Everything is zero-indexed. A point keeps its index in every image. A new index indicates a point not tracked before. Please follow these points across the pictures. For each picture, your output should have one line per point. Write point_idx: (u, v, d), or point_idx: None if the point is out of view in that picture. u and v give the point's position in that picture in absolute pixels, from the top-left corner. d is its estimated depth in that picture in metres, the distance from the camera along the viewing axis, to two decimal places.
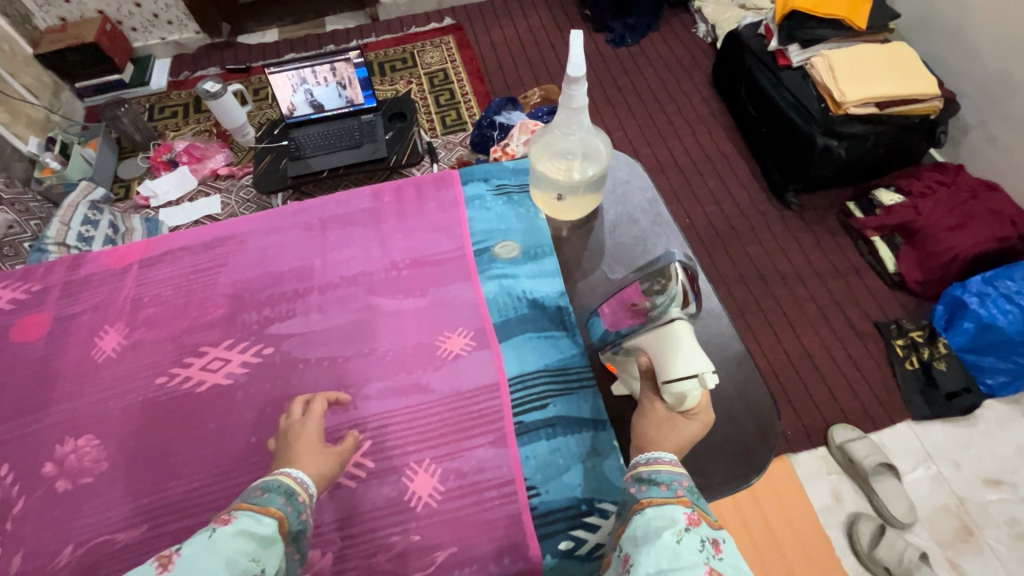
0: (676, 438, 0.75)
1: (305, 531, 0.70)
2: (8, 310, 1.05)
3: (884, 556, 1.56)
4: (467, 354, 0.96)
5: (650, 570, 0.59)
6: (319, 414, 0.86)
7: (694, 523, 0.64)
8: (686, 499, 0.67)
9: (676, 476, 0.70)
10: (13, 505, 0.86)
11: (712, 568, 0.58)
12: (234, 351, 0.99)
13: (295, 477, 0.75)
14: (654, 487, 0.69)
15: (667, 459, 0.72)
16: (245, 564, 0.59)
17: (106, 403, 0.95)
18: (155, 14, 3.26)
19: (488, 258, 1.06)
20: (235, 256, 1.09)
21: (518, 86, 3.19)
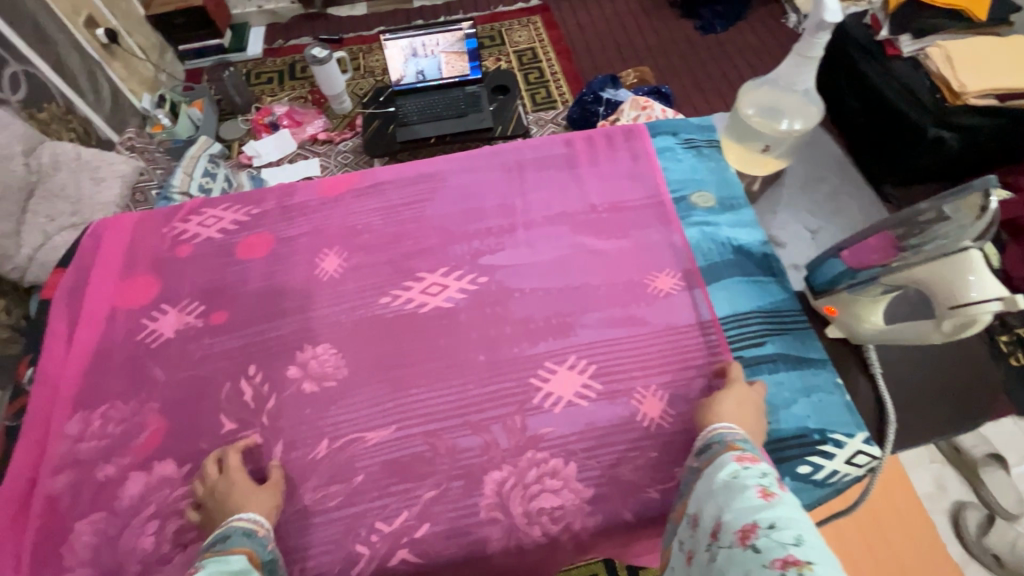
0: (742, 407, 0.82)
1: (276, 559, 0.73)
2: (232, 230, 1.11)
3: (994, 543, 1.56)
4: (678, 293, 1.00)
5: (713, 512, 0.65)
6: (238, 464, 0.83)
7: (745, 459, 0.69)
8: (738, 445, 0.73)
9: (728, 432, 0.76)
10: (266, 401, 0.92)
11: (765, 488, 0.63)
12: (450, 278, 1.04)
13: (250, 518, 0.76)
14: (709, 446, 0.76)
15: (722, 425, 0.79)
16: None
17: (337, 317, 1.01)
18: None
19: (687, 206, 1.10)
20: (439, 192, 1.14)
21: (607, 68, 3.20)
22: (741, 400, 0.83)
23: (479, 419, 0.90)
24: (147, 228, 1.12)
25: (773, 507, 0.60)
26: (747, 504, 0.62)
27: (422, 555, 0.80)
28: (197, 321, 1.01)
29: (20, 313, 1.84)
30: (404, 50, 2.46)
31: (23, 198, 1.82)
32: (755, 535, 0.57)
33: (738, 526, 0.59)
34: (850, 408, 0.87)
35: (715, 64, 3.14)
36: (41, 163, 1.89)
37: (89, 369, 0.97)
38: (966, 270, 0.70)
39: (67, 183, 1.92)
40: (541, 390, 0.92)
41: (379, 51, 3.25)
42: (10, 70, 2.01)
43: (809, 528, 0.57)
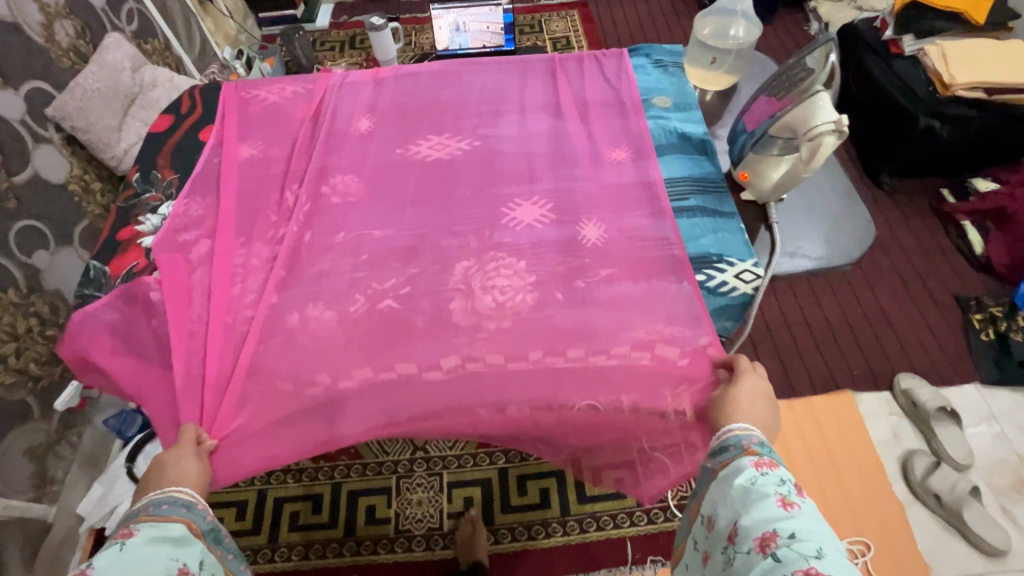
0: (753, 398, 0.91)
1: (216, 528, 0.82)
2: (291, 98, 1.44)
3: (936, 484, 1.68)
4: (628, 162, 1.25)
5: (730, 516, 0.75)
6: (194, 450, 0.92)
7: (762, 466, 0.78)
8: (754, 449, 0.82)
9: (744, 435, 0.85)
10: (303, 204, 1.23)
11: (784, 499, 0.72)
12: (452, 140, 1.33)
13: (187, 492, 0.84)
14: (725, 447, 0.85)
15: (737, 425, 0.87)
16: (168, 561, 0.71)
17: (362, 158, 1.31)
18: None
19: (647, 105, 1.36)
20: (452, 83, 1.43)
21: None
22: (757, 393, 0.92)
23: (459, 229, 1.17)
24: (225, 92, 1.45)
25: (792, 517, 0.69)
26: (768, 513, 0.71)
27: (403, 305, 1.07)
28: (258, 153, 1.33)
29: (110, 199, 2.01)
30: (447, 23, 2.83)
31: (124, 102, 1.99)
32: (775, 544, 0.67)
33: (757, 537, 0.69)
34: (746, 244, 1.12)
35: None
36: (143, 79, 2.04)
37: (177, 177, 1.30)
38: (818, 102, 0.98)
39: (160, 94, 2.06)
40: (508, 215, 1.19)
41: (430, 30, 3.64)
42: (127, 6, 2.47)
43: (826, 539, 0.67)
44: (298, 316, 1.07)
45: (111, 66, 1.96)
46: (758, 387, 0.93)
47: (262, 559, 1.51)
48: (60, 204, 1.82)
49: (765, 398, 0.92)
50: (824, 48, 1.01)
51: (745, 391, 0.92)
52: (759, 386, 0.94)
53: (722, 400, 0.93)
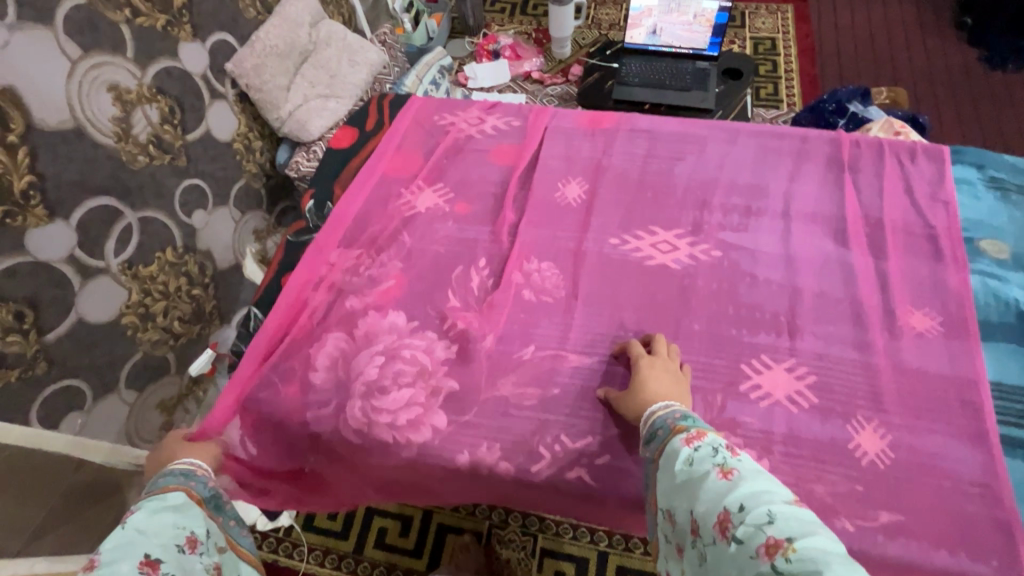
0: (668, 381, 0.83)
1: (215, 495, 0.78)
2: (491, 134, 1.20)
3: None
4: (933, 338, 0.90)
5: (686, 508, 0.64)
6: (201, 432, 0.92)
7: (693, 440, 0.68)
8: (681, 425, 0.72)
9: (667, 414, 0.75)
10: (489, 293, 1.01)
11: (722, 470, 0.63)
12: (683, 242, 1.03)
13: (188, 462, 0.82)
14: (654, 433, 0.74)
15: (659, 404, 0.78)
16: (176, 530, 0.67)
17: (566, 242, 1.05)
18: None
19: (971, 250, 0.97)
20: (694, 156, 1.12)
21: (854, 79, 2.73)
22: (664, 371, 0.84)
23: None
24: (417, 114, 1.25)
25: (737, 485, 0.61)
26: (715, 492, 0.61)
27: (599, 481, 0.84)
28: (446, 205, 1.12)
29: (267, 160, 1.79)
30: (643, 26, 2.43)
31: (299, 59, 1.80)
32: (733, 525, 0.57)
33: (715, 524, 0.59)
34: None
35: (993, 106, 2.55)
36: (318, 38, 1.87)
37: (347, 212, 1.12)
38: None
39: (331, 59, 1.87)
40: (750, 379, 0.90)
41: (612, 5, 3.17)
42: None
43: (776, 497, 0.58)
44: (468, 454, 0.87)
45: (293, 25, 1.77)
46: (673, 370, 0.85)
47: (345, 569, 1.35)
48: (226, 162, 1.62)
49: (679, 381, 0.84)
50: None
51: (656, 370, 0.84)
52: (674, 371, 0.85)
53: (628, 395, 0.82)
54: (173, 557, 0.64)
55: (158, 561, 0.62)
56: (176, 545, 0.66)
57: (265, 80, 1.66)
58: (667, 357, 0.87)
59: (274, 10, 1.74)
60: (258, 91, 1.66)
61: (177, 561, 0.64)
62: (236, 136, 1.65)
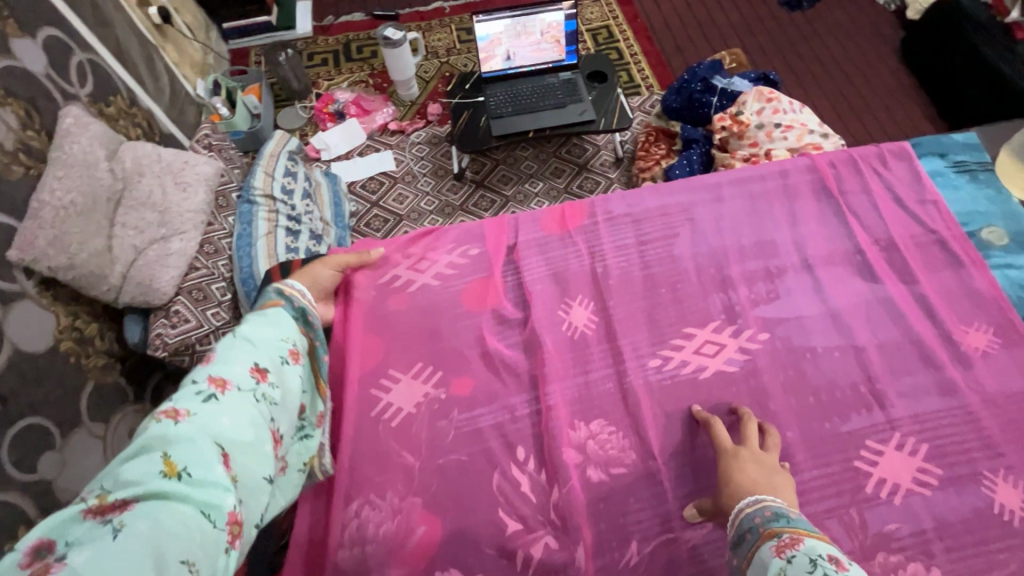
0: (761, 474, 0.72)
1: (308, 310, 0.81)
2: (450, 274, 0.96)
3: None
4: (997, 353, 0.87)
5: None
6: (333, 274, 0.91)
7: (785, 550, 0.58)
8: (771, 527, 0.62)
9: (754, 515, 0.65)
10: (550, 493, 0.79)
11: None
12: (726, 335, 0.89)
13: (290, 285, 0.82)
14: (742, 537, 0.64)
15: (743, 504, 0.68)
16: (278, 344, 0.69)
17: (605, 385, 0.86)
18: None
19: (979, 244, 0.96)
20: (687, 228, 0.98)
21: (692, 49, 2.63)
22: (755, 464, 0.73)
23: (810, 513, 0.77)
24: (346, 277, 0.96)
25: None
26: None
27: None
28: (439, 390, 0.87)
29: (113, 337, 1.22)
30: (495, 52, 2.25)
31: (109, 208, 1.18)
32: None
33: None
34: None
35: (817, 45, 2.51)
36: (127, 167, 1.23)
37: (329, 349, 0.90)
38: None
39: (152, 190, 1.24)
40: (871, 475, 0.79)
41: (442, 28, 2.86)
42: (76, 60, 1.53)
43: None
44: None
45: (85, 163, 1.15)
46: (766, 462, 0.74)
47: None
48: (60, 377, 1.06)
49: (779, 474, 0.72)
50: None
51: (745, 463, 0.73)
52: (767, 462, 0.74)
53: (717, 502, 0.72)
54: (275, 368, 0.66)
55: (264, 369, 0.64)
56: (279, 358, 0.67)
57: (74, 253, 1.08)
58: (770, 448, 0.76)
59: (52, 155, 1.11)
60: (70, 269, 1.07)
61: (278, 371, 0.66)
62: (60, 334, 1.08)
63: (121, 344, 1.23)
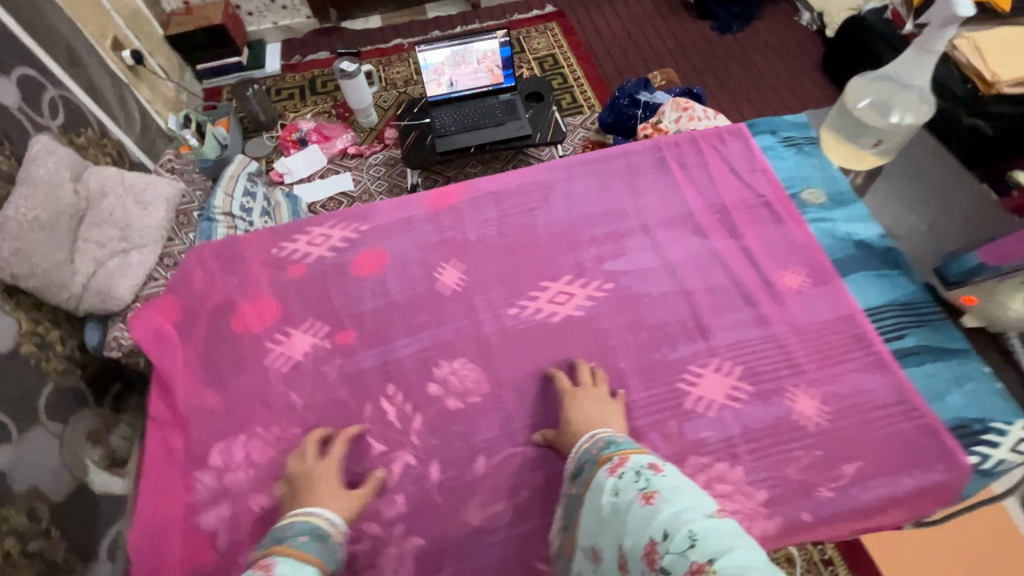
0: (593, 407, 0.84)
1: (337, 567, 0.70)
2: (342, 247, 1.10)
3: None
4: (808, 291, 1.00)
5: (614, 542, 0.63)
6: (337, 457, 0.85)
7: (616, 467, 0.69)
8: (603, 453, 0.73)
9: (590, 446, 0.75)
10: (413, 420, 0.91)
11: (643, 494, 0.63)
12: (576, 286, 1.03)
13: (324, 520, 0.74)
14: (581, 467, 0.74)
15: (582, 439, 0.78)
16: None
17: (468, 330, 0.99)
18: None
19: (799, 203, 1.11)
20: (548, 201, 1.14)
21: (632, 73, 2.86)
22: (590, 399, 0.86)
23: (636, 426, 0.89)
24: (251, 251, 1.10)
25: (657, 511, 0.60)
26: (639, 524, 0.61)
27: None
28: (324, 342, 0.99)
29: (74, 344, 1.36)
30: (441, 82, 2.47)
31: (72, 223, 1.33)
32: (660, 556, 0.56)
33: (642, 556, 0.58)
34: (1002, 395, 0.88)
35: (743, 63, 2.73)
36: (90, 189, 1.39)
37: (207, 290, 1.06)
38: None
39: (113, 209, 1.39)
40: (691, 394, 0.91)
41: (402, 63, 3.10)
42: (48, 96, 1.71)
43: (693, 512, 0.58)
44: None
45: (49, 184, 1.29)
46: (596, 396, 0.86)
47: None
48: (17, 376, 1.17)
49: (608, 405, 0.85)
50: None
51: (577, 398, 0.86)
52: (597, 396, 0.87)
53: (558, 433, 0.83)
54: None
55: None
56: None
57: (36, 263, 1.20)
58: (602, 385, 0.89)
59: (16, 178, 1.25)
60: (31, 277, 1.20)
61: None
62: (20, 337, 1.21)
63: (82, 350, 1.38)
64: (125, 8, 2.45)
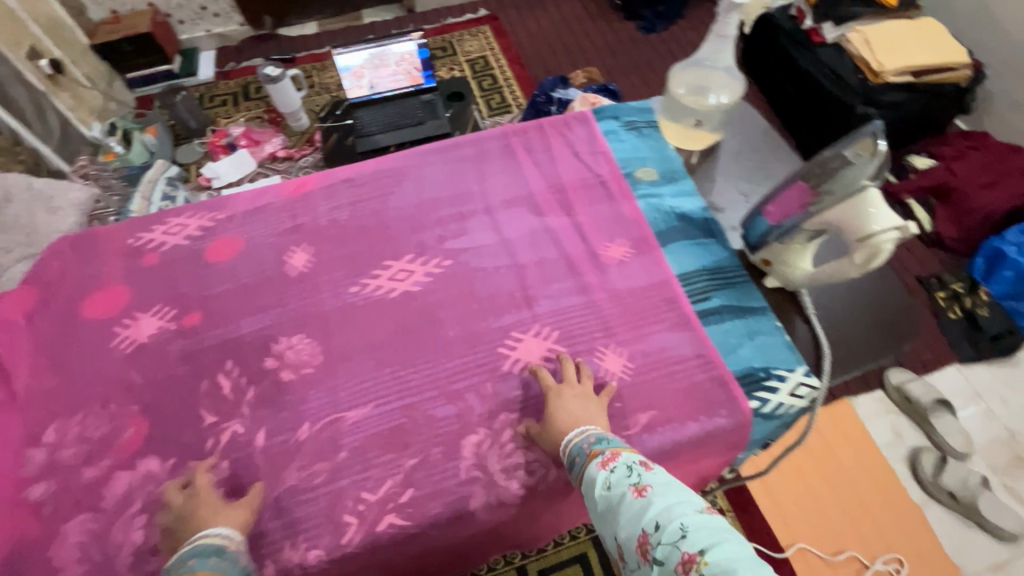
0: (578, 406, 0.87)
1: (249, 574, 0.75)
2: (198, 236, 1.14)
3: (950, 482, 1.54)
4: (629, 260, 1.08)
5: (614, 533, 0.70)
6: (202, 487, 0.85)
7: (608, 462, 0.75)
8: (596, 448, 0.78)
9: (582, 439, 0.80)
10: (246, 392, 0.96)
11: (636, 488, 0.70)
12: (416, 264, 1.09)
13: (219, 535, 0.77)
14: (573, 460, 0.79)
15: (572, 433, 0.83)
16: None
17: (310, 308, 1.05)
18: (203, 6, 2.79)
19: (632, 181, 1.18)
20: (399, 186, 1.20)
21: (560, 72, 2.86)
22: (575, 395, 0.88)
23: (454, 390, 0.95)
24: (110, 243, 1.14)
25: (648, 504, 0.67)
26: (630, 515, 0.68)
27: (409, 518, 0.84)
28: (169, 324, 1.04)
29: None
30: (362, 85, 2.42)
31: None
32: (653, 546, 0.64)
33: (638, 546, 0.65)
34: (789, 346, 0.98)
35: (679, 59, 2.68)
36: None
37: (63, 280, 1.10)
38: (867, 206, 0.81)
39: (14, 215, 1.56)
40: (509, 358, 0.98)
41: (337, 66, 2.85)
42: None
43: (683, 507, 0.66)
44: (273, 563, 0.81)
45: None
46: (581, 393, 0.89)
47: None
48: None
49: (592, 403, 0.88)
50: (870, 138, 0.84)
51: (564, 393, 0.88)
52: (583, 393, 0.89)
53: (545, 428, 0.86)
54: None
55: None
56: None
57: None
58: (585, 384, 0.90)
59: None
60: None
61: None
62: None
63: None
64: (43, 15, 2.27)
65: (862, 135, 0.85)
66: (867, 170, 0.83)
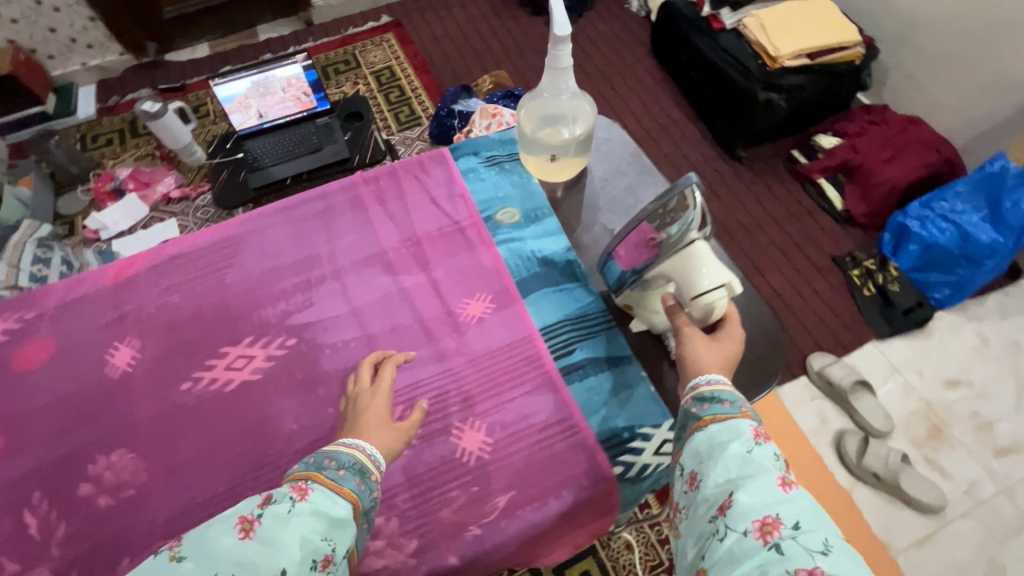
0: (732, 355, 0.75)
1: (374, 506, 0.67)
2: (4, 341, 1.00)
3: (872, 463, 1.47)
4: (489, 317, 1.00)
5: (718, 479, 0.60)
6: (387, 388, 0.83)
7: (760, 434, 0.63)
8: (750, 411, 0.66)
9: (736, 392, 0.69)
10: (56, 528, 0.84)
11: (784, 476, 0.58)
12: (256, 347, 0.98)
13: (366, 450, 0.72)
14: (714, 398, 0.68)
15: (720, 376, 0.71)
16: (318, 542, 0.58)
17: (133, 416, 0.93)
18: (72, 37, 2.27)
19: (493, 225, 1.11)
20: (238, 257, 1.08)
21: (469, 75, 2.58)
22: (732, 346, 0.76)
23: None
24: None
25: (792, 500, 0.56)
26: (767, 489, 0.57)
27: None
28: None
29: None
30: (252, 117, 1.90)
31: None
32: (778, 534, 0.53)
33: (755, 518, 0.55)
34: (655, 397, 0.92)
35: (603, 49, 2.42)
36: None
37: None
38: (699, 267, 0.78)
39: None
40: None
41: None
42: None
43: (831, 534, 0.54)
44: None
45: None
46: (732, 341, 0.77)
47: None
48: None
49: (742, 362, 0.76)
50: (686, 192, 0.80)
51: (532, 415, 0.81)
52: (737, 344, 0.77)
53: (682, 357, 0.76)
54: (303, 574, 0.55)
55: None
56: (309, 560, 0.56)
57: None
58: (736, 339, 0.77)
59: None
60: None
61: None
62: None
63: None
64: None
65: (674, 194, 0.81)
66: (688, 228, 0.80)
